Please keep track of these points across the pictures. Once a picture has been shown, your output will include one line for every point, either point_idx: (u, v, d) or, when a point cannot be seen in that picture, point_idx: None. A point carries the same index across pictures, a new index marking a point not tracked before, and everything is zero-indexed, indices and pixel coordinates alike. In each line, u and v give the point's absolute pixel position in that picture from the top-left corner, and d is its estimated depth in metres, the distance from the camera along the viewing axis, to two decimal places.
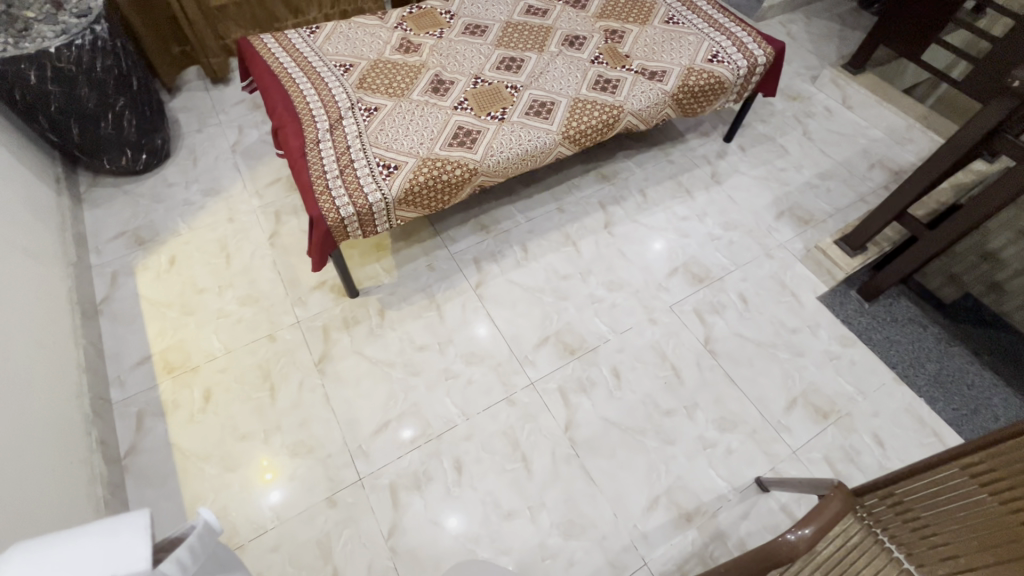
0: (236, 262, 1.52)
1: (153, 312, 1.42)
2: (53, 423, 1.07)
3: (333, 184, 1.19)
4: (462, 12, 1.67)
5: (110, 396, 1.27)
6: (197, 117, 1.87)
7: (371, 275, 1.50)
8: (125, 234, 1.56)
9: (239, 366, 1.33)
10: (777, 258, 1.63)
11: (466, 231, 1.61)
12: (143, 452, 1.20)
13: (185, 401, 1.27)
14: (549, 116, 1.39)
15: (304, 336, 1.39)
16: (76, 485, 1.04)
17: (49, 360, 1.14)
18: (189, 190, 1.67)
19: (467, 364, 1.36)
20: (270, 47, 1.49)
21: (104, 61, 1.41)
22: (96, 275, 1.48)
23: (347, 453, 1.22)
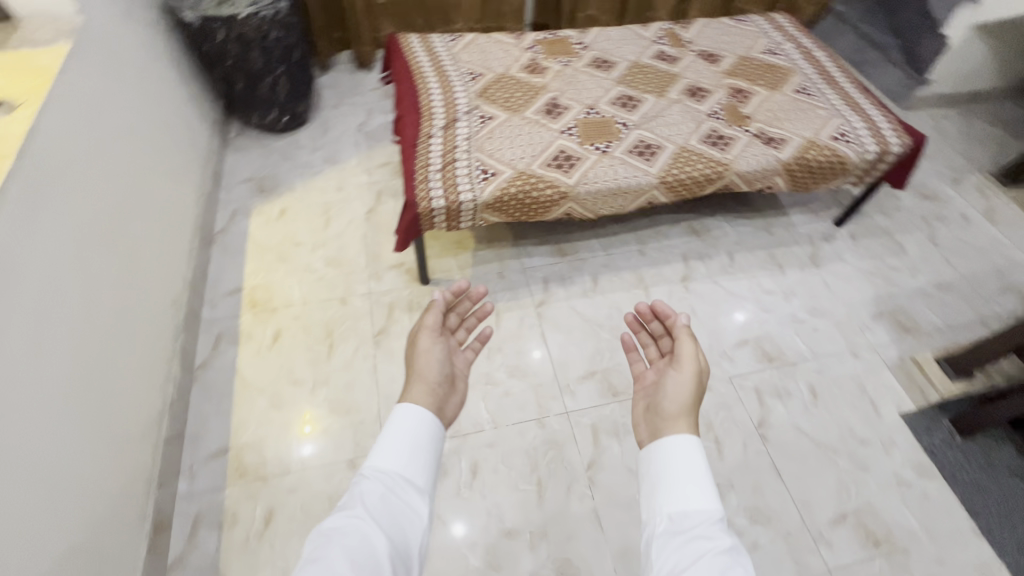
0: (333, 227, 1.67)
1: (255, 252, 1.59)
2: (151, 323, 1.23)
3: (432, 176, 1.28)
4: (594, 45, 1.73)
5: (201, 313, 1.45)
6: (337, 95, 2.09)
7: (445, 268, 1.58)
8: (251, 180, 1.77)
9: (310, 318, 1.46)
10: (863, 360, 1.49)
11: (543, 250, 1.64)
12: (212, 369, 1.35)
13: (257, 336, 1.42)
14: (651, 158, 1.40)
15: (371, 307, 1.49)
16: (153, 380, 1.19)
17: (164, 270, 1.33)
18: (313, 155, 1.87)
19: (509, 374, 1.39)
20: (414, 45, 1.64)
21: (277, 33, 1.63)
22: (220, 209, 1.69)
23: (377, 424, 1.28)
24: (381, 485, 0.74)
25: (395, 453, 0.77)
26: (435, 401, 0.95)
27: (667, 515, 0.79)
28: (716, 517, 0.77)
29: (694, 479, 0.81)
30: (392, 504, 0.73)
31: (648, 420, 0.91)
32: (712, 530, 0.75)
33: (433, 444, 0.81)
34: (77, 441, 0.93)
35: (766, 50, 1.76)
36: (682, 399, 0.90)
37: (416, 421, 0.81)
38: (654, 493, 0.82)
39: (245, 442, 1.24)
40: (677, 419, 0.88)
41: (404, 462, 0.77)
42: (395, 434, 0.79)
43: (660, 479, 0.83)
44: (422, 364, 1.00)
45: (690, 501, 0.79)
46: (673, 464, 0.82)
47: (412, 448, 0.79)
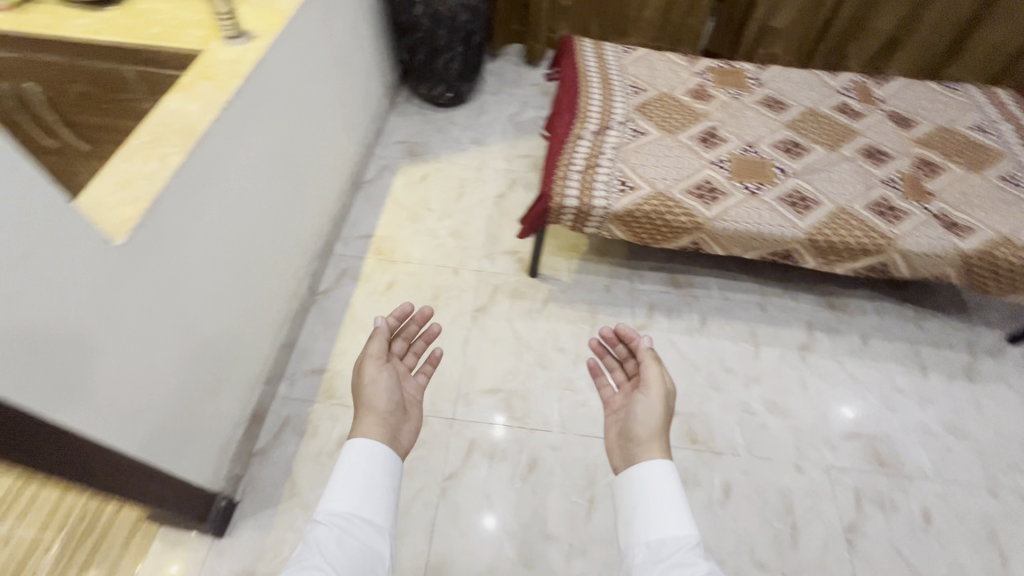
0: (464, 202, 1.77)
1: (392, 206, 1.74)
2: (296, 244, 1.40)
3: (572, 176, 1.30)
4: (770, 84, 1.64)
5: (335, 248, 1.62)
6: (499, 83, 2.20)
7: (555, 267, 1.60)
8: (405, 144, 1.94)
9: (422, 278, 1.56)
10: (1002, 502, 1.26)
11: (656, 275, 1.60)
12: (331, 298, 1.50)
13: (374, 281, 1.55)
14: (803, 212, 1.30)
15: (477, 283, 1.55)
16: (284, 293, 1.35)
17: (317, 202, 1.50)
18: (464, 133, 1.99)
19: (590, 386, 1.37)
20: (586, 49, 1.67)
21: (467, 17, 1.76)
22: (373, 162, 1.87)
23: (455, 392, 1.34)
24: (336, 527, 0.81)
25: (347, 494, 0.85)
26: (390, 436, 0.95)
27: (646, 543, 0.80)
28: (694, 542, 0.77)
29: (670, 505, 0.81)
30: (348, 543, 0.80)
31: (623, 447, 0.93)
32: (689, 555, 0.75)
33: (385, 482, 0.89)
34: (219, 324, 1.08)
35: (975, 127, 1.54)
36: (655, 423, 0.91)
37: (367, 461, 0.88)
38: (632, 521, 0.83)
39: (340, 369, 1.37)
40: (650, 441, 0.90)
41: (355, 499, 0.85)
42: (347, 476, 0.87)
43: (637, 506, 0.84)
44: (372, 393, 0.98)
45: (668, 527, 0.79)
46: (646, 491, 0.83)
47: (363, 489, 0.87)
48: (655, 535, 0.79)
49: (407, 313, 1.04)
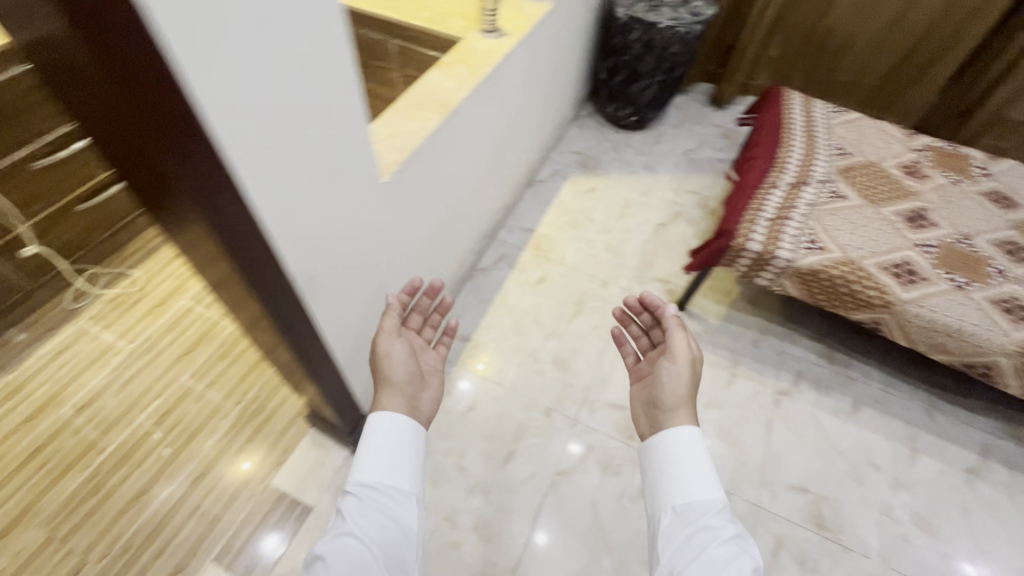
0: (624, 221, 1.80)
1: (556, 209, 1.83)
2: (475, 222, 1.53)
3: (759, 222, 1.28)
4: (1000, 177, 1.48)
5: (499, 234, 1.74)
6: (681, 116, 2.21)
7: (704, 306, 1.58)
8: (579, 155, 2.03)
9: (571, 281, 1.62)
10: None
11: (810, 343, 1.51)
12: (486, 277, 1.62)
13: (528, 272, 1.64)
14: (1019, 323, 1.16)
15: (623, 301, 1.58)
16: (454, 262, 1.49)
17: (499, 190, 1.63)
18: (637, 157, 2.03)
19: (717, 434, 1.33)
20: (793, 102, 1.64)
21: (677, 49, 1.76)
22: (547, 165, 1.98)
23: (582, 396, 1.38)
24: (366, 499, 0.78)
25: (376, 463, 0.81)
26: (407, 406, 0.91)
27: (671, 508, 0.75)
28: (722, 507, 0.73)
29: (696, 470, 0.77)
30: (380, 517, 0.77)
31: (648, 414, 0.89)
32: (718, 520, 0.71)
33: (413, 452, 0.84)
34: (410, 273, 1.22)
35: None
36: (681, 390, 0.86)
37: (391, 431, 0.84)
38: (656, 484, 0.78)
39: (483, 343, 1.47)
40: (676, 408, 0.85)
41: (383, 467, 0.81)
42: (376, 445, 0.83)
43: (663, 471, 0.79)
44: (387, 367, 0.95)
45: (694, 492, 0.75)
46: (674, 456, 0.78)
47: (392, 459, 0.82)
48: (682, 499, 0.75)
49: (417, 283, 1.01)
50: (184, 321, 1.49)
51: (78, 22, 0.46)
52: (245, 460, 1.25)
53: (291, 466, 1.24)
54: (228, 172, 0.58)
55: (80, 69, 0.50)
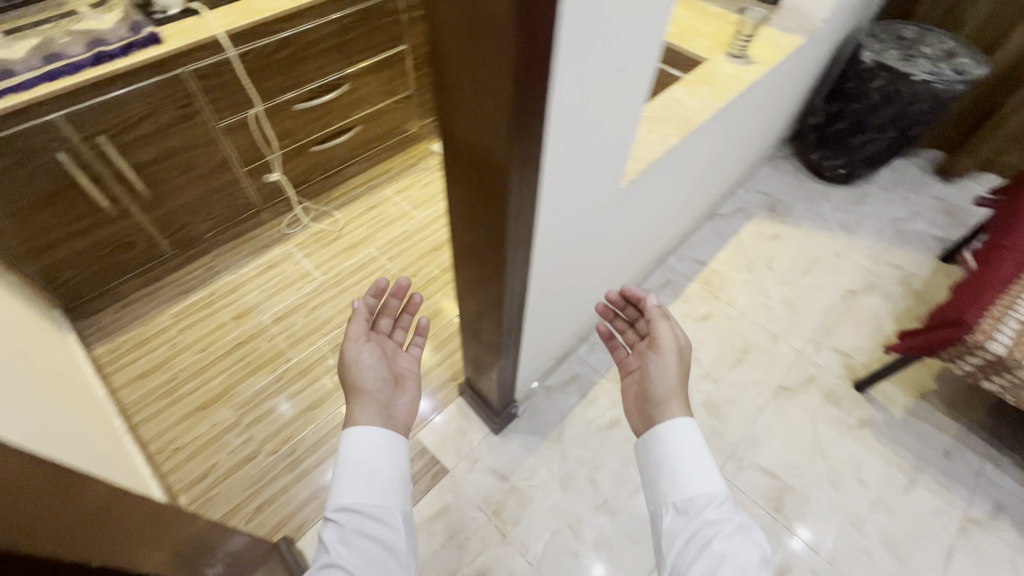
0: (808, 278, 1.66)
1: (733, 248, 1.73)
2: (656, 242, 1.50)
3: (1014, 317, 1.07)
4: None
5: (668, 259, 1.69)
6: (896, 179, 1.97)
7: (888, 395, 1.40)
8: (768, 197, 1.90)
9: (738, 327, 1.53)
10: None
11: (1023, 476, 1.26)
12: (649, 299, 1.59)
13: (692, 305, 1.57)
14: None
15: (792, 362, 1.45)
16: (626, 277, 1.47)
17: (685, 215, 1.58)
18: (835, 212, 1.85)
19: (880, 540, 1.17)
20: None
21: (926, 107, 1.54)
22: (731, 201, 1.88)
23: (729, 448, 1.29)
24: (349, 522, 0.73)
25: (353, 484, 0.76)
26: (383, 418, 0.85)
27: (671, 505, 0.73)
28: (722, 499, 0.71)
29: (694, 464, 0.74)
30: (360, 537, 0.72)
31: (642, 409, 0.86)
32: (719, 512, 0.69)
33: (389, 465, 0.80)
34: (596, 278, 1.22)
35: None
36: (670, 381, 0.83)
37: (362, 447, 0.79)
38: (654, 485, 0.76)
39: None
40: (669, 399, 0.82)
41: (362, 484, 0.76)
42: (348, 463, 0.79)
43: (658, 470, 0.76)
44: (358, 374, 0.89)
45: (692, 484, 0.72)
46: (671, 451, 0.76)
47: (372, 474, 0.78)
48: (681, 493, 0.73)
49: (386, 285, 0.94)
50: (369, 268, 1.64)
51: (472, 30, 0.49)
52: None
53: (435, 425, 1.32)
54: (535, 173, 0.63)
55: (449, 35, 0.53)
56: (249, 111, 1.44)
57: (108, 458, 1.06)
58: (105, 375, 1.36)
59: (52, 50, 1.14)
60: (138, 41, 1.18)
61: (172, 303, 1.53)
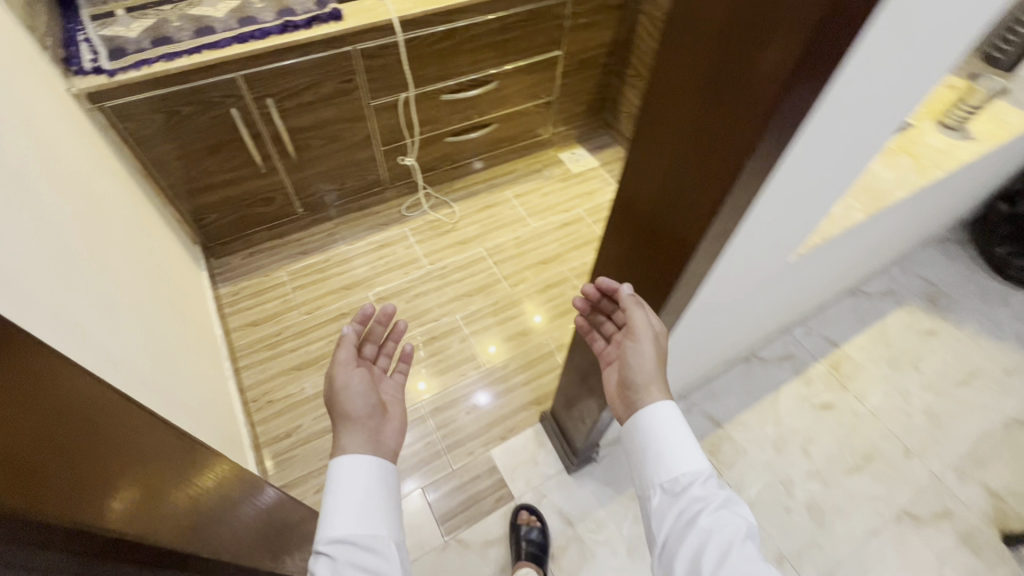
0: (963, 391, 1.41)
1: (874, 334, 1.52)
2: (789, 311, 1.34)
3: None
4: None
5: (794, 330, 1.51)
6: None
7: None
8: (928, 285, 1.64)
9: (863, 427, 1.33)
10: None
11: None
12: (763, 370, 1.43)
13: (813, 389, 1.40)
14: None
15: (925, 486, 1.24)
16: (745, 341, 1.33)
17: (829, 288, 1.40)
18: (1012, 321, 1.56)
19: None
20: None
21: None
22: (881, 280, 1.65)
23: (828, 566, 1.13)
24: (340, 559, 0.62)
25: (343, 515, 0.65)
26: (372, 445, 0.72)
27: (657, 485, 0.65)
28: (706, 475, 0.63)
29: (677, 443, 0.65)
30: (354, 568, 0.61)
31: (622, 395, 0.74)
32: (704, 487, 0.61)
33: (379, 491, 0.67)
34: (719, 340, 1.11)
35: None
36: (651, 372, 0.69)
37: (355, 470, 0.67)
38: (639, 465, 0.68)
39: (733, 439, 1.31)
40: (648, 383, 0.70)
41: (353, 514, 0.65)
42: (338, 494, 0.66)
43: (640, 452, 0.68)
44: (336, 400, 0.73)
45: (679, 462, 0.64)
46: (654, 434, 0.67)
47: (361, 499, 0.66)
48: (669, 474, 0.65)
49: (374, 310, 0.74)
50: (475, 267, 1.63)
51: (716, 81, 0.43)
52: (421, 381, 1.38)
53: (508, 447, 1.28)
54: (731, 238, 0.56)
55: (681, 70, 0.47)
56: (400, 94, 1.46)
57: (212, 399, 1.12)
58: (224, 316, 1.46)
59: (247, 13, 1.22)
60: (321, 16, 1.23)
61: (291, 262, 1.61)
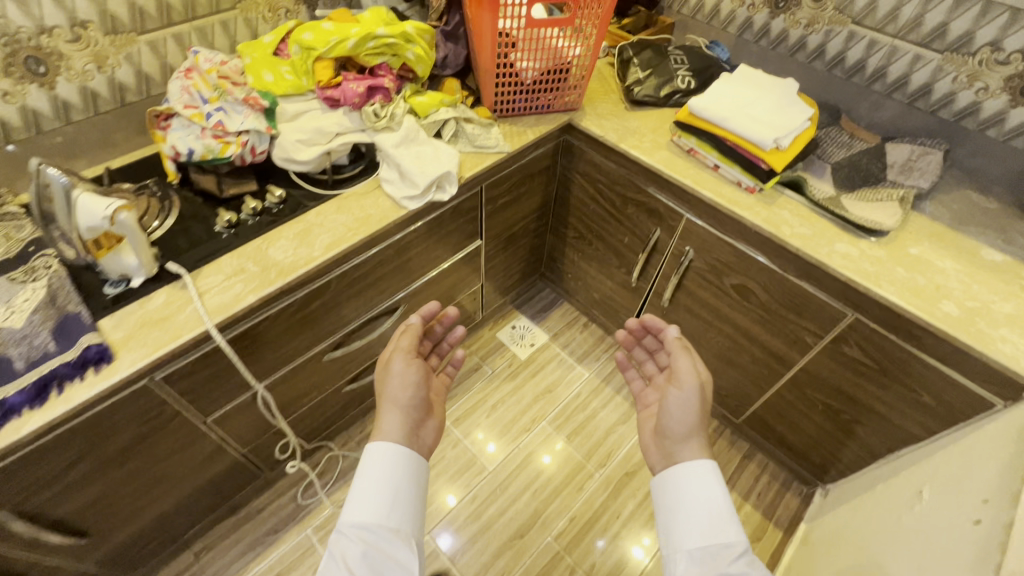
0: None
1: None
2: None
3: None
4: None
5: None
6: None
7: None
8: None
9: None
10: None
11: None
12: None
13: None
14: None
15: None
16: None
17: None
18: None
19: None
20: None
21: None
22: None
23: None
24: (362, 541, 0.73)
25: (370, 503, 0.77)
26: (414, 431, 0.87)
27: (683, 550, 0.76)
28: (741, 549, 0.72)
29: (716, 516, 0.76)
30: (375, 554, 0.72)
31: (658, 444, 0.89)
32: (738, 568, 0.69)
33: (406, 487, 0.80)
34: None
35: None
36: (690, 417, 0.85)
37: (388, 458, 0.81)
38: (669, 533, 0.79)
39: None
40: (689, 438, 0.85)
41: (376, 510, 0.77)
42: (371, 476, 0.79)
43: (676, 508, 0.80)
44: (390, 386, 0.88)
45: (714, 537, 0.74)
46: (692, 501, 0.79)
47: (384, 494, 0.78)
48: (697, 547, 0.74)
49: (437, 309, 0.95)
50: (444, 514, 1.22)
51: None
52: None
53: None
54: None
55: None
56: (258, 390, 0.93)
57: None
58: None
59: None
60: (60, 368, 0.67)
61: None
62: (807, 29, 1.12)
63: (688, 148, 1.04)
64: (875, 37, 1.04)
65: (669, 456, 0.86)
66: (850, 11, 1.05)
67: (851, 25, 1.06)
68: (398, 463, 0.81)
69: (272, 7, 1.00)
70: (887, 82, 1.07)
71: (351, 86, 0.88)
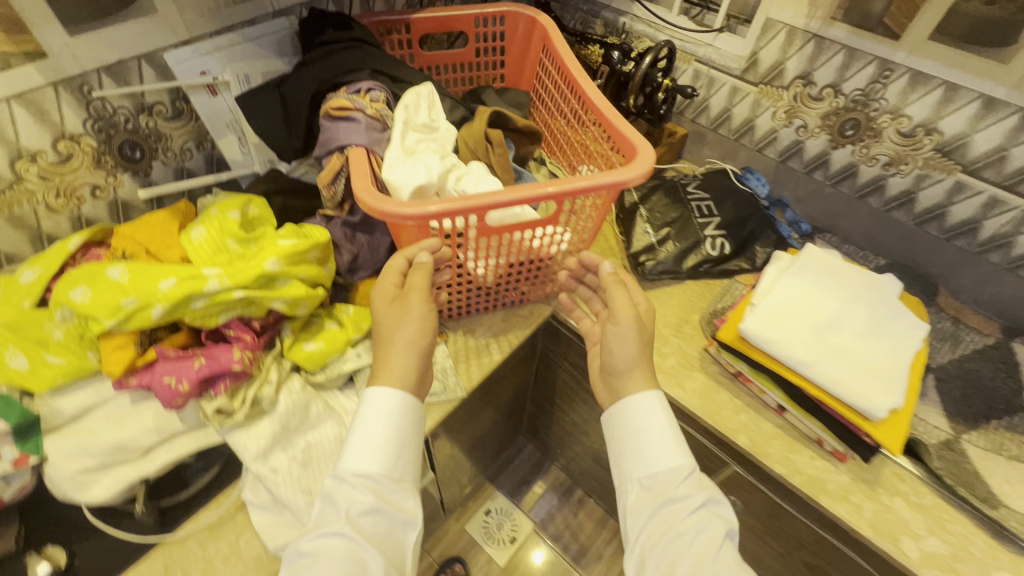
0: None
1: None
2: None
3: None
4: None
5: None
6: None
7: None
8: None
9: None
10: None
11: None
12: None
13: None
14: None
15: None
16: None
17: None
18: None
19: None
20: None
21: None
22: None
23: None
24: (358, 501, 0.47)
25: (369, 449, 0.49)
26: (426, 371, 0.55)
27: (635, 483, 0.54)
28: (689, 473, 0.52)
29: (656, 438, 0.54)
30: (375, 522, 0.47)
31: (605, 380, 0.61)
32: (686, 493, 0.51)
33: (416, 432, 0.52)
34: None
35: None
36: (632, 366, 0.57)
37: (395, 402, 0.51)
38: (618, 457, 0.57)
39: None
40: (633, 372, 0.58)
41: (386, 458, 0.49)
42: (369, 425, 0.50)
43: (625, 446, 0.56)
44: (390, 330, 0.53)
45: (656, 461, 0.54)
46: (641, 435, 0.55)
47: (380, 441, 0.50)
48: (648, 481, 0.54)
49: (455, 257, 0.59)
50: None
51: None
52: None
53: None
54: None
55: None
56: None
57: None
58: None
59: None
60: None
61: None
62: (889, 168, 0.77)
63: (735, 371, 0.69)
64: (999, 194, 0.70)
65: (615, 394, 0.59)
66: (961, 155, 0.71)
67: (961, 174, 0.72)
68: (406, 413, 0.51)
69: (62, 190, 0.61)
70: (1011, 254, 0.73)
71: (163, 378, 0.49)
